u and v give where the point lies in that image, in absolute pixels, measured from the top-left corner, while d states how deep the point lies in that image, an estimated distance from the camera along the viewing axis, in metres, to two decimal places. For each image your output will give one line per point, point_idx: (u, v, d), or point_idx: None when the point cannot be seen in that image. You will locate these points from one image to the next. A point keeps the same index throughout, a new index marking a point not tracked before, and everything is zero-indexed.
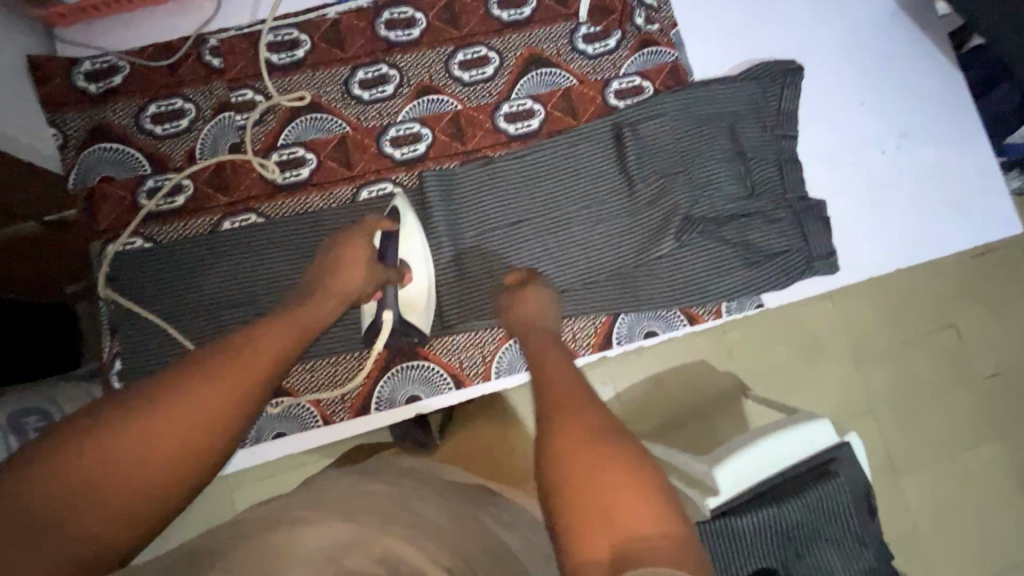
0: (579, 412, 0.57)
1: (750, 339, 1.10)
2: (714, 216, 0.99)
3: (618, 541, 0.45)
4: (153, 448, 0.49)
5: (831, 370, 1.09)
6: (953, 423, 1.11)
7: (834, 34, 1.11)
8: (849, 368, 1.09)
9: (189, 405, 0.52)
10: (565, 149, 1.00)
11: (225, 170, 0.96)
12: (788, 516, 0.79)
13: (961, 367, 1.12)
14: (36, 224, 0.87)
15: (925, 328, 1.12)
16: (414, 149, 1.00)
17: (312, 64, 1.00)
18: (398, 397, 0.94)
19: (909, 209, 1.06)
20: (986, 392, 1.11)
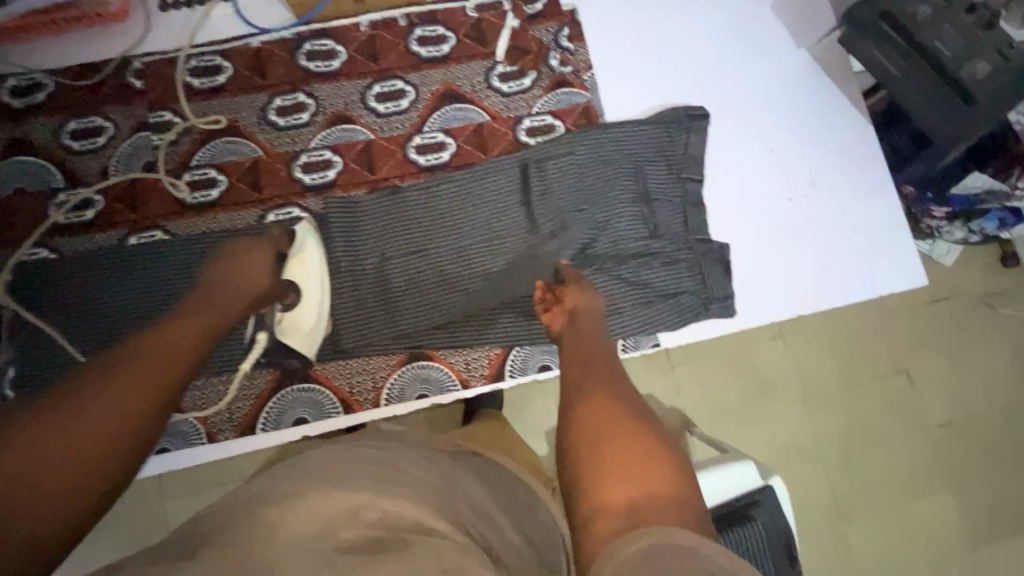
0: (608, 387, 0.60)
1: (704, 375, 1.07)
2: (613, 255, 1.00)
3: (632, 497, 0.46)
4: (55, 453, 0.45)
5: (781, 409, 1.06)
6: (899, 470, 1.08)
7: (749, 83, 1.13)
8: (778, 417, 1.07)
9: (104, 400, 0.49)
10: (470, 184, 1.03)
11: (136, 187, 0.99)
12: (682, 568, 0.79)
13: (913, 414, 1.09)
14: None
15: (879, 373, 1.10)
16: (324, 175, 1.02)
17: (231, 90, 1.04)
18: (284, 419, 0.94)
19: (812, 258, 1.08)
20: (939, 442, 1.08)
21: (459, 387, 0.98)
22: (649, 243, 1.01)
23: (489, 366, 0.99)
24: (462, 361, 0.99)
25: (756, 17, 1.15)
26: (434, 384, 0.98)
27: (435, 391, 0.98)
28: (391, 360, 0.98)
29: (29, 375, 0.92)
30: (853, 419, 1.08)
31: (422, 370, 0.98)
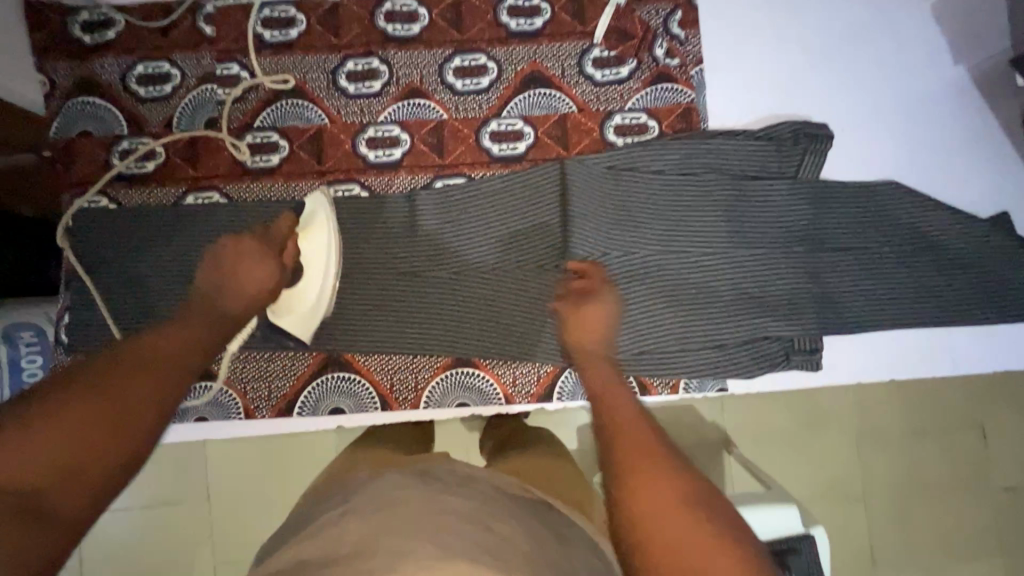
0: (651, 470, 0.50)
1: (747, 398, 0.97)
2: (692, 285, 0.91)
3: None
4: (80, 433, 0.46)
5: (829, 449, 0.97)
6: (949, 526, 0.98)
7: (885, 99, 0.96)
8: (825, 462, 0.97)
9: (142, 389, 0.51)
10: (542, 189, 0.93)
11: (198, 143, 0.95)
12: None
13: (972, 472, 0.98)
14: (30, 156, 0.90)
15: (946, 422, 0.98)
16: (389, 153, 0.95)
17: (302, 47, 0.96)
18: (321, 406, 0.92)
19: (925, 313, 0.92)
20: (997, 506, 0.97)
21: (502, 401, 0.93)
22: (729, 282, 0.91)
23: (537, 385, 0.93)
24: (509, 376, 0.93)
25: (908, 17, 0.97)
26: (477, 395, 0.93)
27: (476, 401, 0.93)
28: (436, 362, 0.93)
29: (81, 324, 0.92)
30: (901, 470, 0.97)
31: (466, 377, 0.93)
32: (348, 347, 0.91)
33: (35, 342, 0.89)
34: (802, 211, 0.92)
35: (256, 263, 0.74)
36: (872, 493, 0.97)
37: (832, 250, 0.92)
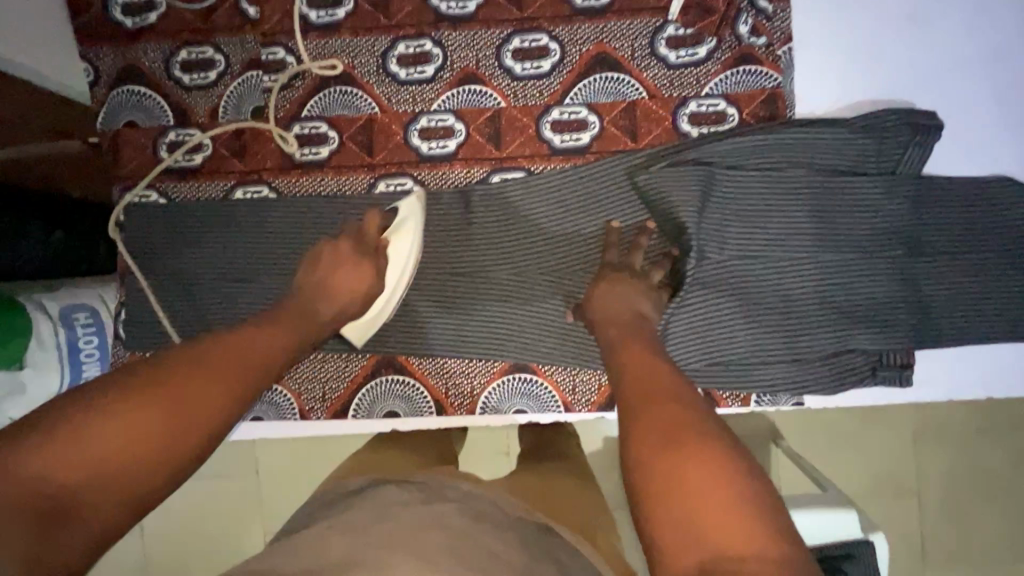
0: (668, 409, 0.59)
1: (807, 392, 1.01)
2: (770, 291, 0.83)
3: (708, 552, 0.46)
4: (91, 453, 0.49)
5: (888, 442, 1.00)
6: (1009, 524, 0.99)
7: (1012, 78, 0.83)
8: (882, 454, 1.00)
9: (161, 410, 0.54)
10: (608, 189, 0.86)
11: (245, 135, 0.91)
12: None
13: None
14: (82, 144, 0.92)
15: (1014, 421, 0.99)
16: (443, 145, 0.89)
17: (350, 28, 0.89)
18: (377, 409, 0.90)
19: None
20: None
21: (561, 409, 0.89)
22: (813, 292, 0.83)
23: (598, 394, 0.89)
24: (570, 383, 0.89)
25: None
26: (536, 402, 0.89)
27: (534, 408, 0.89)
28: (492, 367, 0.89)
29: (136, 320, 0.92)
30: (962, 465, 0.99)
31: (525, 383, 0.89)
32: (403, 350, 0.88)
33: (91, 322, 0.89)
34: (901, 210, 0.82)
35: (356, 270, 0.79)
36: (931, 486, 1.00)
37: (933, 255, 0.82)
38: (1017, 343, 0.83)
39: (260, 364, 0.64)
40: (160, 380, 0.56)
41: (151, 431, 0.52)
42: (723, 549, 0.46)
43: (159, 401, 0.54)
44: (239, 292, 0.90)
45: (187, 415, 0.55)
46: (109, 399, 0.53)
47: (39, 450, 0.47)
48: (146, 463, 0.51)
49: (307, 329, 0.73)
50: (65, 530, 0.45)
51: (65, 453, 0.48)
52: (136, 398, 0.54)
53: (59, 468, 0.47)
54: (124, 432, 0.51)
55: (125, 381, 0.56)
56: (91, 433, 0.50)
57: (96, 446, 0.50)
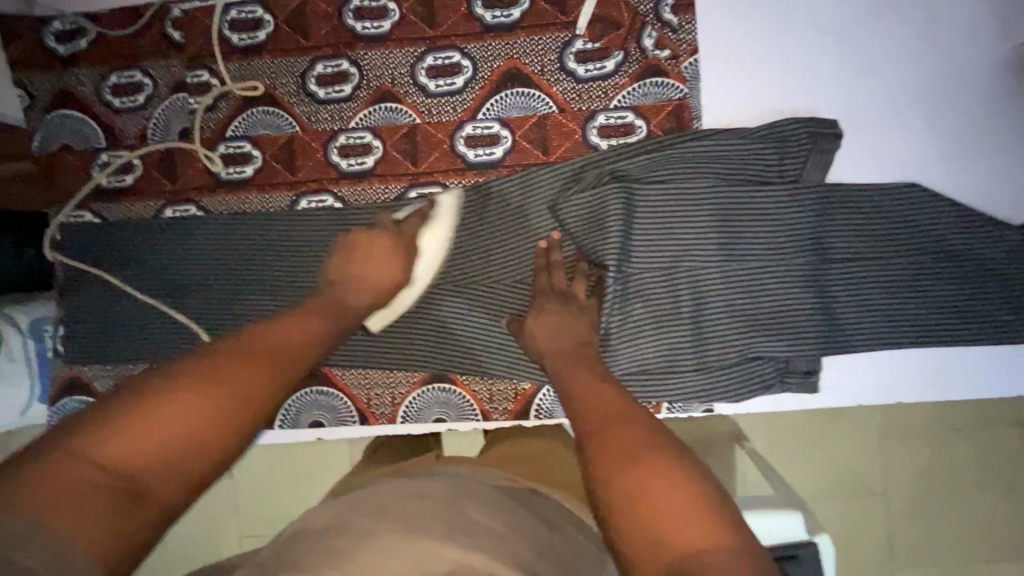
0: (621, 425, 0.60)
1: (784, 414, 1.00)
2: (673, 300, 0.84)
3: (672, 559, 0.47)
4: (153, 434, 0.51)
5: (851, 445, 0.99)
6: (971, 529, 0.98)
7: (912, 85, 0.85)
8: (845, 459, 0.99)
9: (208, 387, 0.55)
10: (521, 200, 0.87)
11: (173, 156, 0.94)
12: None
13: (1001, 475, 0.97)
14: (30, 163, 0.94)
15: (982, 423, 0.97)
16: (361, 162, 0.91)
17: (270, 50, 0.92)
18: (302, 419, 0.92)
19: (947, 331, 0.83)
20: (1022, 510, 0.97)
21: (480, 417, 0.91)
22: (722, 302, 0.84)
23: (514, 402, 0.91)
24: (487, 392, 0.91)
25: None
26: (454, 410, 0.91)
27: (454, 417, 0.91)
28: (412, 377, 0.92)
29: (74, 338, 0.95)
30: (927, 469, 0.98)
31: (445, 392, 0.92)
32: (324, 362, 0.91)
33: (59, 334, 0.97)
34: (804, 219, 0.83)
35: (382, 264, 0.80)
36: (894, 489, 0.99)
37: (839, 260, 0.83)
38: (926, 345, 0.84)
39: (291, 355, 0.64)
40: (215, 368, 0.58)
41: (202, 416, 0.53)
42: (683, 552, 0.47)
43: (211, 386, 0.55)
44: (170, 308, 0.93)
45: (234, 407, 0.56)
46: (172, 381, 0.55)
47: (102, 437, 0.49)
48: (197, 448, 0.52)
49: (340, 320, 0.73)
50: (135, 514, 0.47)
51: (133, 434, 0.50)
52: (191, 383, 0.55)
53: (124, 453, 0.49)
54: (170, 423, 0.52)
55: (186, 364, 0.57)
56: (145, 423, 0.51)
57: (147, 439, 0.51)
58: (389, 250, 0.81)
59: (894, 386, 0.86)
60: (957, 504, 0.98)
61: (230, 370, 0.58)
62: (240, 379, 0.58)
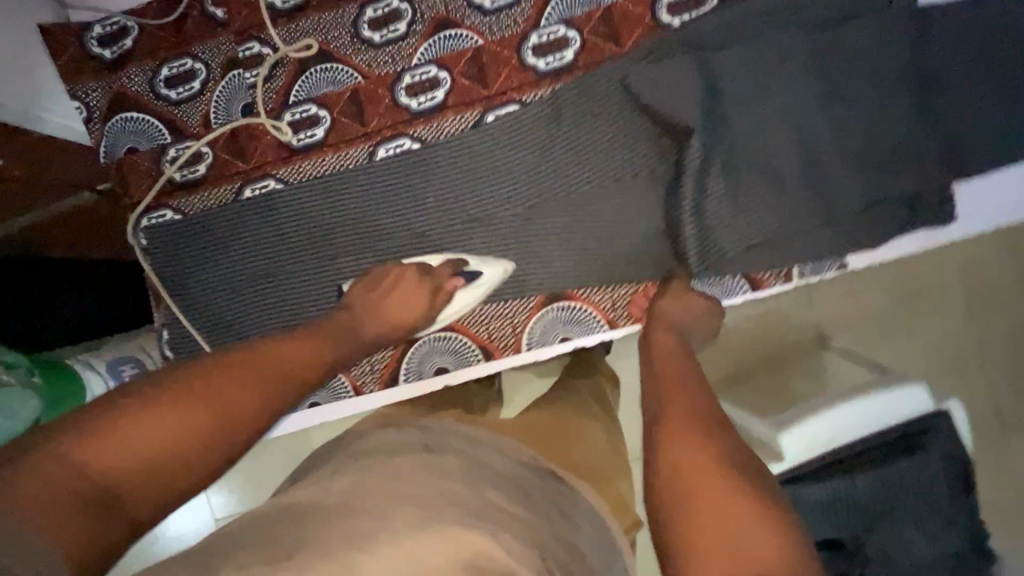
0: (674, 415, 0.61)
1: (834, 288, 1.21)
2: (782, 160, 0.81)
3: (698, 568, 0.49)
4: (143, 437, 0.50)
5: (919, 309, 1.20)
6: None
7: None
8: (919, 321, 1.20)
9: (203, 399, 0.54)
10: (602, 98, 0.85)
11: (241, 135, 0.92)
12: (862, 488, 0.92)
13: None
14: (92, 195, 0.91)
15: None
16: (432, 97, 0.89)
17: (317, 6, 0.90)
18: (425, 368, 0.92)
19: None
20: None
21: (604, 328, 0.91)
22: (835, 150, 0.80)
23: (634, 305, 0.90)
24: (607, 300, 0.90)
25: None
26: (577, 325, 0.91)
27: (578, 332, 0.91)
28: (529, 302, 0.91)
29: (180, 338, 0.95)
30: (990, 318, 1.19)
31: (564, 310, 0.91)
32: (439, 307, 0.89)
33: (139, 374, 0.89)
34: (906, 45, 0.79)
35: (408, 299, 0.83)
36: (963, 338, 1.20)
37: (950, 82, 0.80)
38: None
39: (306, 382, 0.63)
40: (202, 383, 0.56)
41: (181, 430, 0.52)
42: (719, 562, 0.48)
43: (195, 403, 0.54)
44: (269, 289, 0.92)
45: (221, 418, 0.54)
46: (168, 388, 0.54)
47: (99, 438, 0.48)
48: (177, 461, 0.51)
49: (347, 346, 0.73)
50: (113, 516, 0.46)
51: (124, 436, 0.49)
52: (184, 396, 0.54)
53: (111, 455, 0.48)
54: (158, 424, 0.51)
55: (183, 373, 0.56)
56: (134, 429, 0.50)
57: (143, 445, 0.50)
58: (412, 288, 0.83)
59: (1012, 209, 0.84)
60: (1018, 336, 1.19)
61: (222, 386, 0.56)
62: (235, 394, 0.56)
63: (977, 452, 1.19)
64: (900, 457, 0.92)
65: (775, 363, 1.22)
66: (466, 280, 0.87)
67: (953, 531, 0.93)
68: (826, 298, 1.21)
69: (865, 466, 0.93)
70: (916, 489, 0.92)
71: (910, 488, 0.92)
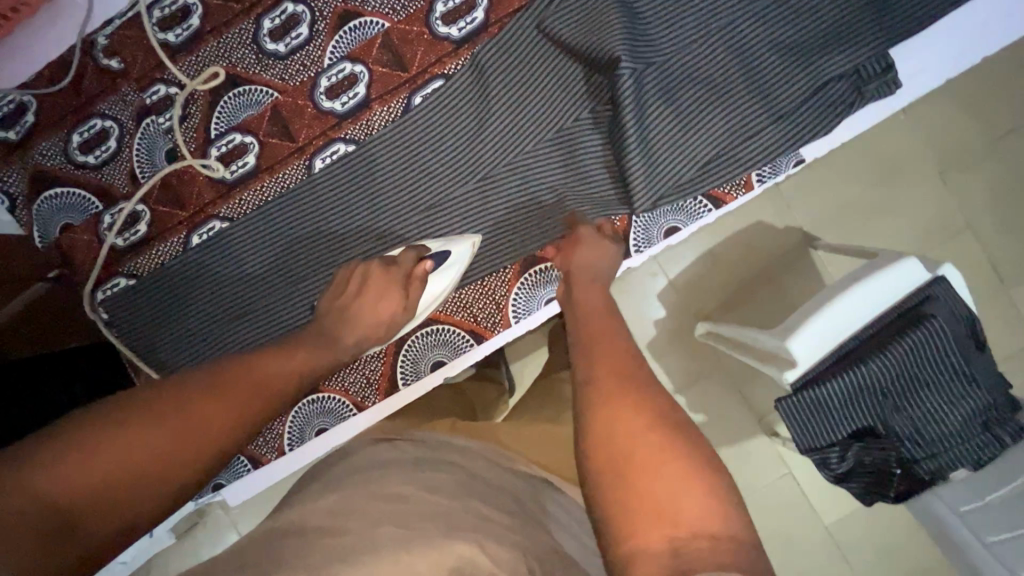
0: None
1: (808, 185, 1.21)
2: (717, 69, 0.79)
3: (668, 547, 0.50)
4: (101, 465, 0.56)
5: (897, 190, 1.19)
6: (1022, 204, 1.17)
7: None
8: (901, 202, 1.19)
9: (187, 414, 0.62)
10: (523, 51, 0.82)
11: (173, 183, 0.89)
12: (878, 376, 0.91)
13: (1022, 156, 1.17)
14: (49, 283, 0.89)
15: (991, 125, 1.17)
16: (354, 94, 0.86)
17: (212, 31, 0.86)
18: (422, 366, 0.91)
19: None
20: None
21: None
22: (766, 46, 0.78)
23: None
24: None
25: None
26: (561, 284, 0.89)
27: None
28: (506, 274, 0.89)
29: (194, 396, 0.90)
30: (968, 181, 1.18)
31: (543, 272, 0.89)
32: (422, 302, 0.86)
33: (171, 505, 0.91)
34: None
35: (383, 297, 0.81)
36: (950, 205, 1.19)
37: None
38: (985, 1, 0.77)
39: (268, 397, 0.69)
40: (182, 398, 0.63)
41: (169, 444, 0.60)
42: None
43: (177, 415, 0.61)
44: (243, 329, 0.90)
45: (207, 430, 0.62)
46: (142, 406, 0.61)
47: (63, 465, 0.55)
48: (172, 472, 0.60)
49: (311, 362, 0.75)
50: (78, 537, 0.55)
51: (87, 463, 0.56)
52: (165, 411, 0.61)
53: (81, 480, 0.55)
54: (153, 439, 0.59)
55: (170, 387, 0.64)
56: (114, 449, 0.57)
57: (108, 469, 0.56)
58: (386, 283, 0.81)
59: (973, 43, 0.79)
60: (1001, 192, 1.18)
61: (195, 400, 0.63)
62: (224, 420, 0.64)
63: (985, 305, 1.19)
64: (910, 336, 0.91)
65: (767, 276, 1.22)
66: (436, 262, 0.85)
67: (975, 398, 0.93)
68: (805, 193, 1.20)
69: (876, 353, 0.92)
70: (932, 366, 0.92)
71: (926, 368, 0.92)
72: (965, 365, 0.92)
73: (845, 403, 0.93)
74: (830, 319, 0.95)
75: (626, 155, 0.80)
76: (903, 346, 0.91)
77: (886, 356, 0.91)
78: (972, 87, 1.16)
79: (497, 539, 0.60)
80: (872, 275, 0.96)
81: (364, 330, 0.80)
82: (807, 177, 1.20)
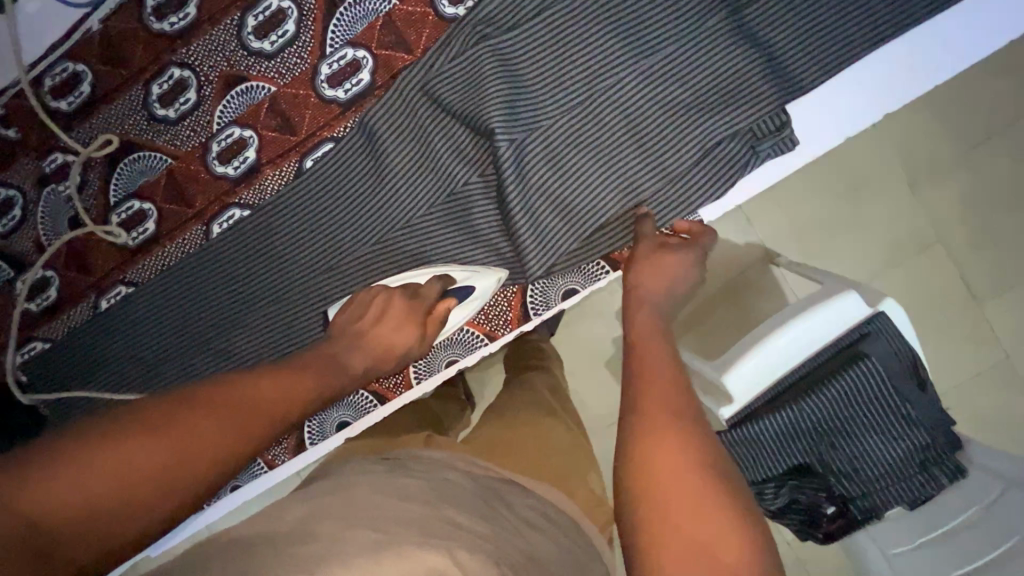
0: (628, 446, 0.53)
1: (774, 205, 1.10)
2: (603, 131, 0.75)
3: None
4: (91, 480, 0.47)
5: (869, 210, 1.08)
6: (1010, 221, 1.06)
7: None
8: (873, 225, 1.09)
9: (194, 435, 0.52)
10: (409, 112, 0.80)
11: (78, 248, 0.90)
12: (811, 414, 0.83)
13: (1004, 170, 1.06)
14: None
15: (963, 138, 1.06)
16: (244, 159, 0.85)
17: (102, 97, 0.85)
18: (327, 428, 0.92)
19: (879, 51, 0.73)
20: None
21: (487, 341, 0.88)
22: (654, 104, 0.74)
23: (511, 309, 0.86)
24: (481, 314, 0.87)
25: None
26: (461, 346, 0.89)
27: (463, 353, 0.89)
28: None
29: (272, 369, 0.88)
30: (945, 199, 1.07)
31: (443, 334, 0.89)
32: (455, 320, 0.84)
33: None
34: None
35: None
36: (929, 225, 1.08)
37: None
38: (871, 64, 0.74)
39: None
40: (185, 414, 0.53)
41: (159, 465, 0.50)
42: None
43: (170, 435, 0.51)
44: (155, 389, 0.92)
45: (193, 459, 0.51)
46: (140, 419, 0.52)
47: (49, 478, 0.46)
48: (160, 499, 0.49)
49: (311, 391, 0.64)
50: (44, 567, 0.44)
51: (69, 477, 0.47)
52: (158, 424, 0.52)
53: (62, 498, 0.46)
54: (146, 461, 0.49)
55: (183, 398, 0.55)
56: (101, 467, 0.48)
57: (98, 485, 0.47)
58: (405, 317, 0.77)
59: (860, 108, 0.77)
60: (982, 207, 1.07)
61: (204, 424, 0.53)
62: (210, 439, 0.52)
63: (968, 331, 1.09)
64: (844, 374, 0.81)
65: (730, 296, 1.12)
66: (460, 297, 0.82)
67: (915, 434, 0.83)
68: (766, 211, 1.10)
69: (811, 392, 0.83)
70: (868, 401, 0.82)
71: (861, 404, 0.82)
72: (905, 404, 0.82)
73: (782, 442, 0.84)
74: (769, 356, 0.85)
75: (515, 220, 0.78)
76: (837, 383, 0.81)
77: (820, 394, 0.82)
78: (937, 99, 1.06)
79: (469, 547, 0.53)
80: (812, 309, 0.85)
81: (372, 357, 0.74)
82: (768, 198, 1.10)
